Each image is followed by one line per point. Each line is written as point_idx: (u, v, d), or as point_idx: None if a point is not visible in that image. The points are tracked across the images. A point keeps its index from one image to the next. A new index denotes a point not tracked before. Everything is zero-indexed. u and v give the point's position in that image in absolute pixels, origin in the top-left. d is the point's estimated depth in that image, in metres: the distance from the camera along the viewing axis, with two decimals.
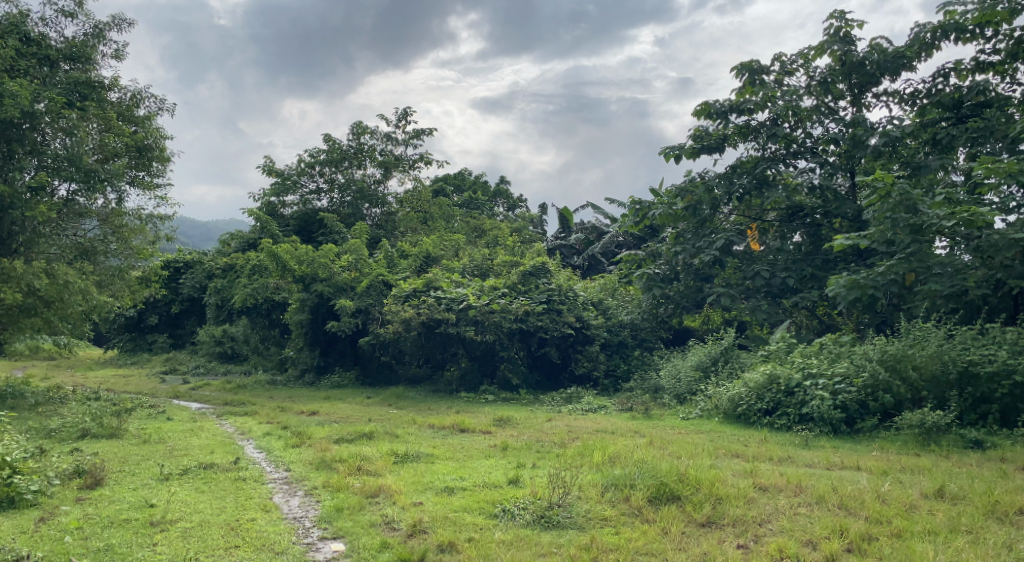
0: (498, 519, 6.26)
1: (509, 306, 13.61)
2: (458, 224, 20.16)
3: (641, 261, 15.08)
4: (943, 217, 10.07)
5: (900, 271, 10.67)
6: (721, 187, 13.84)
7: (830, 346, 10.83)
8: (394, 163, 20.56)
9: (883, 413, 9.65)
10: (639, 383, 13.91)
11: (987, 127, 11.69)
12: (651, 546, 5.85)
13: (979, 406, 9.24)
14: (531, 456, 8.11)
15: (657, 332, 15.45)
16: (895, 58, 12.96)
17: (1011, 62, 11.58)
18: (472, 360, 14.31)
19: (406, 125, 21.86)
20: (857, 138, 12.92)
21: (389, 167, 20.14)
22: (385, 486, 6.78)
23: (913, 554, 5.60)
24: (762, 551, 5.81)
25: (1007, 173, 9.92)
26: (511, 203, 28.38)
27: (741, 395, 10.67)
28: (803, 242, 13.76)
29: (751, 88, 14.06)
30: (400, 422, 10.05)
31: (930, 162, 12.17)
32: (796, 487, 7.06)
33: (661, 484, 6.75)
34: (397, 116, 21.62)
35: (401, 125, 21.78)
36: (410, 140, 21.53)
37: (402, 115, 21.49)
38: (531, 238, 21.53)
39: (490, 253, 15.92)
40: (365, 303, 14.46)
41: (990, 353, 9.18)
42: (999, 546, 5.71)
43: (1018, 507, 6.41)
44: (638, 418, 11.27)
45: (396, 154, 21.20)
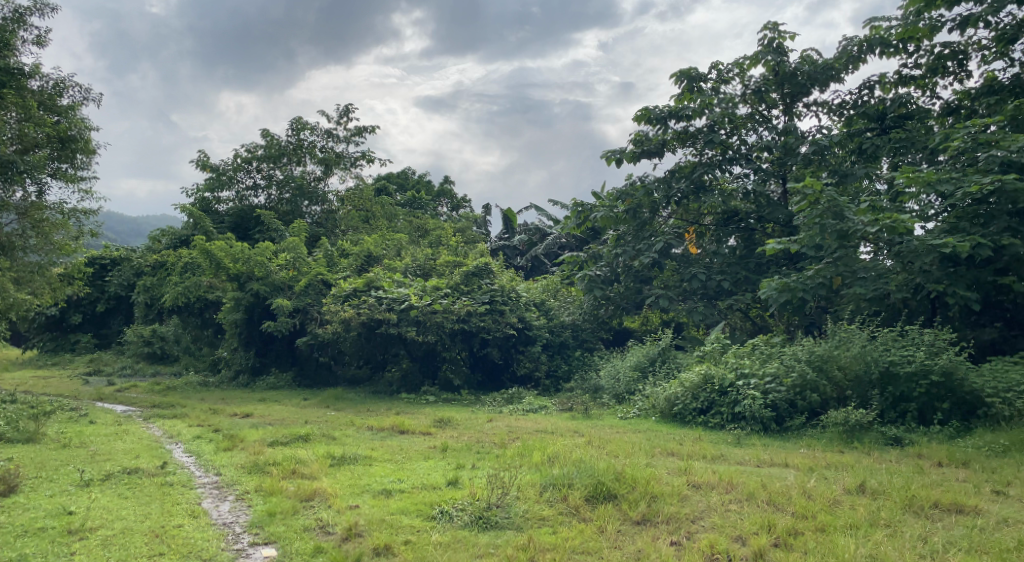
0: (436, 521, 6.26)
1: (450, 306, 13.61)
2: (401, 224, 20.05)
3: (582, 262, 15.29)
4: (867, 224, 10.53)
5: (827, 275, 11.11)
6: (660, 191, 14.16)
7: (762, 346, 11.18)
8: (335, 160, 20.35)
9: (809, 412, 9.99)
10: (579, 383, 14.07)
11: (909, 137, 12.24)
12: (586, 545, 5.95)
13: (898, 405, 9.59)
14: (470, 457, 8.13)
15: (598, 333, 15.65)
16: (825, 70, 13.51)
17: (931, 77, 12.12)
18: (413, 361, 14.18)
19: (348, 121, 21.59)
20: (789, 146, 13.41)
21: (330, 165, 19.95)
22: (321, 489, 6.72)
23: (836, 547, 5.83)
24: (695, 547, 5.96)
25: (926, 182, 10.40)
26: (456, 203, 28.36)
27: (678, 395, 10.90)
28: (738, 246, 14.23)
29: (689, 94, 14.41)
30: (338, 424, 9.94)
31: (856, 170, 12.77)
32: (727, 484, 7.27)
33: (599, 484, 6.87)
34: (338, 111, 21.33)
35: (342, 121, 21.51)
36: (351, 136, 21.30)
37: (343, 112, 21.23)
38: (474, 238, 21.55)
39: (432, 253, 15.87)
40: (303, 303, 14.28)
41: (909, 353, 9.60)
42: (915, 539, 5.97)
43: (934, 500, 6.72)
44: (578, 418, 11.39)
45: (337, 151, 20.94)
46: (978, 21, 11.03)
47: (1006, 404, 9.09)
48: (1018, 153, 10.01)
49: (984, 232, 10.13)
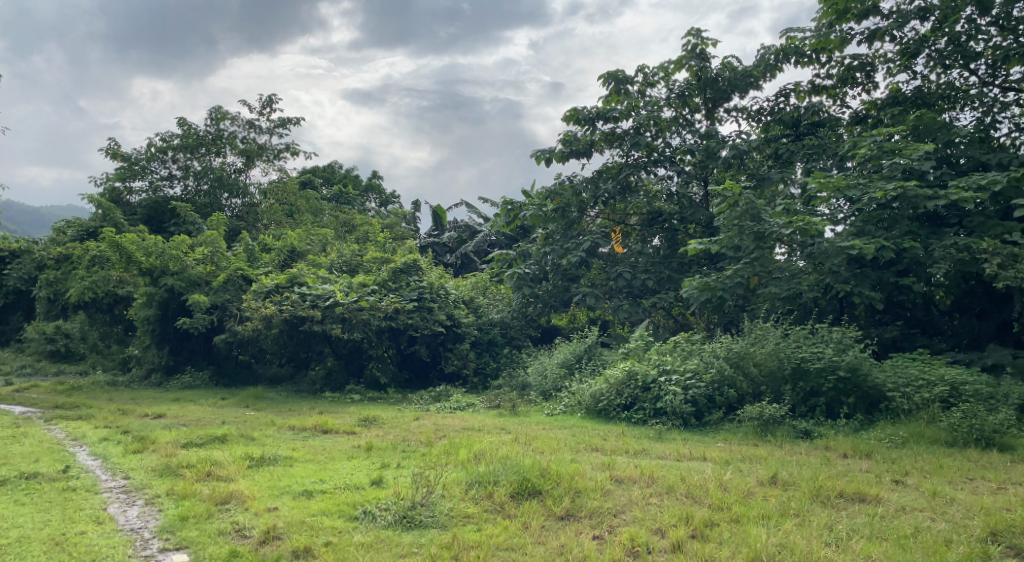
0: (358, 521, 6.23)
1: (377, 304, 13.48)
2: (326, 219, 19.77)
3: (512, 260, 15.42)
4: (782, 226, 10.99)
5: (745, 274, 11.51)
6: (588, 191, 14.40)
7: (684, 344, 11.50)
8: (257, 152, 19.90)
9: (726, 407, 10.33)
10: (507, 380, 14.15)
11: (821, 144, 12.90)
12: (511, 541, 6.02)
13: (809, 399, 10.02)
14: (395, 456, 8.09)
15: (526, 330, 15.77)
16: (744, 77, 13.93)
17: (841, 87, 12.69)
18: (338, 359, 14.03)
19: (271, 112, 21.11)
20: (710, 150, 13.72)
21: (251, 156, 19.52)
22: (237, 492, 6.59)
23: (748, 537, 6.07)
24: (616, 541, 6.11)
25: (836, 188, 10.92)
26: (384, 198, 28.14)
27: (602, 391, 11.08)
28: (661, 246, 14.58)
29: (616, 96, 14.66)
30: (257, 424, 9.75)
31: (772, 175, 13.27)
32: (649, 479, 7.47)
33: (524, 480, 6.97)
34: (261, 102, 20.84)
35: (265, 112, 21.03)
36: (275, 128, 20.85)
37: (267, 102, 20.76)
38: (403, 235, 21.39)
39: (359, 249, 15.67)
40: (221, 299, 13.93)
41: (818, 350, 10.05)
42: (821, 528, 6.26)
43: (839, 490, 7.06)
44: (505, 415, 11.47)
45: (259, 143, 20.46)
46: (884, 35, 11.60)
47: (906, 397, 9.59)
48: (918, 161, 10.57)
49: (888, 236, 10.71)
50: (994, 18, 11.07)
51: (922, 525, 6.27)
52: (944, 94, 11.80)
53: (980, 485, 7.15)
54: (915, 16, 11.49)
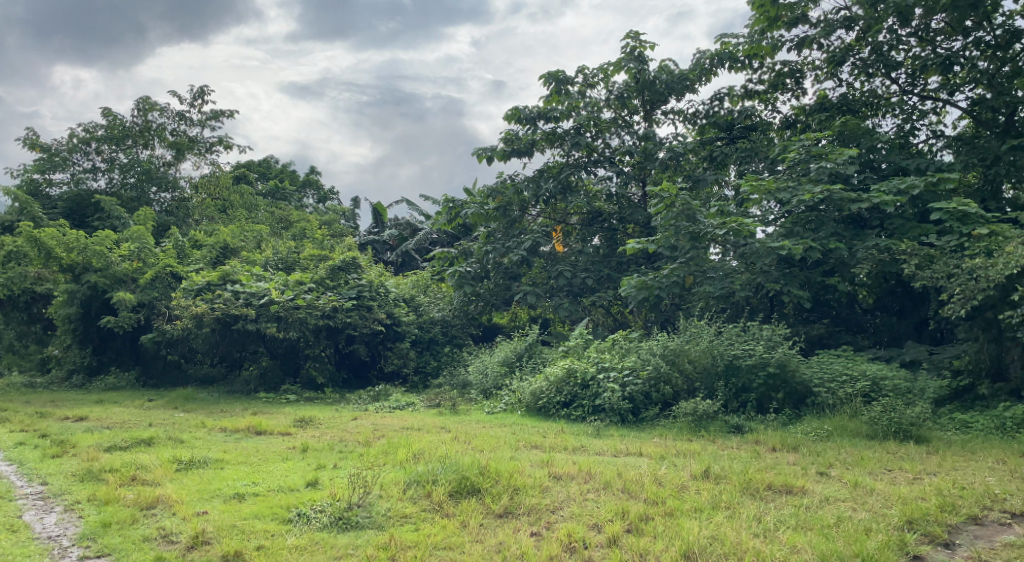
0: (292, 524, 6.14)
1: (315, 302, 13.28)
2: (261, 215, 19.39)
3: (453, 259, 15.38)
4: (716, 226, 11.26)
5: (681, 274, 11.76)
6: (529, 190, 14.48)
7: (622, 341, 11.68)
8: (187, 145, 19.40)
9: (662, 403, 10.54)
10: (448, 379, 14.13)
11: (753, 148, 13.19)
12: (449, 540, 6.03)
13: (740, 395, 10.30)
14: (332, 456, 8.00)
15: (467, 329, 15.76)
16: (680, 80, 14.22)
17: (772, 92, 13.06)
18: (273, 359, 13.76)
19: (203, 104, 20.58)
20: (648, 151, 13.98)
21: (181, 149, 19.03)
22: (164, 496, 6.44)
23: (682, 530, 6.21)
24: (554, 537, 6.18)
25: (767, 190, 11.24)
26: (322, 194, 27.74)
27: (542, 389, 11.14)
28: (601, 245, 14.78)
29: (557, 96, 14.75)
30: (186, 426, 9.51)
31: (707, 177, 13.60)
32: (586, 475, 7.57)
33: (463, 479, 6.96)
34: (192, 93, 20.31)
35: (196, 103, 20.49)
36: (207, 120, 20.33)
37: (198, 94, 20.23)
38: (342, 232, 21.13)
39: (295, 246, 15.37)
40: (149, 297, 13.57)
41: (750, 347, 10.36)
42: (751, 520, 6.44)
43: (768, 482, 7.29)
44: (445, 414, 11.45)
45: (190, 135, 19.93)
46: (812, 43, 11.99)
47: (831, 392, 9.96)
48: (843, 166, 10.99)
49: (816, 237, 11.09)
50: (914, 29, 11.55)
51: (844, 514, 6.48)
52: (867, 101, 12.27)
53: (898, 475, 7.45)
54: (841, 25, 11.91)
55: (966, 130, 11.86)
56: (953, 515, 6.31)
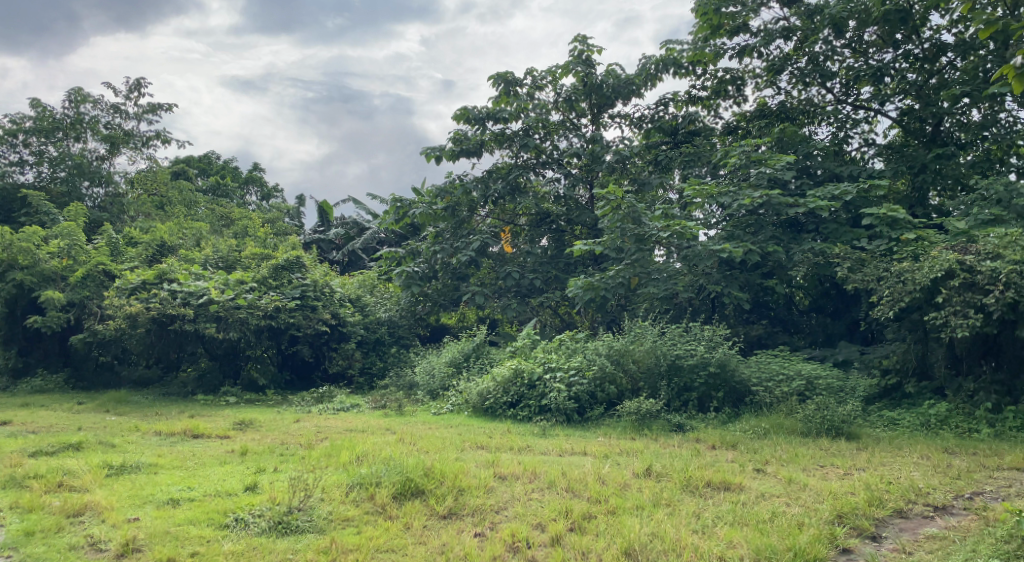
0: (229, 529, 6.04)
1: (256, 302, 13.02)
2: (201, 211, 18.88)
3: (400, 259, 15.28)
4: (660, 229, 11.44)
5: (626, 275, 11.90)
6: (477, 191, 14.48)
7: (569, 342, 11.77)
8: (122, 138, 18.88)
9: (607, 403, 10.65)
10: (394, 380, 14.03)
11: (696, 152, 13.43)
12: (392, 542, 6.01)
13: (682, 395, 10.48)
14: (271, 460, 7.87)
15: (414, 329, 15.70)
16: (627, 84, 14.43)
17: (715, 98, 13.34)
18: (212, 360, 13.35)
19: (139, 97, 20.05)
20: (595, 154, 14.21)
21: (115, 143, 18.51)
22: (93, 502, 6.27)
23: (623, 528, 6.30)
24: (497, 537, 6.21)
25: (709, 194, 11.44)
26: (265, 192, 27.27)
27: (489, 390, 11.11)
28: (549, 246, 14.89)
29: (506, 98, 14.74)
30: (118, 430, 9.24)
31: (652, 180, 13.83)
32: (531, 474, 7.62)
33: (406, 481, 6.92)
34: (128, 86, 19.78)
35: (132, 96, 19.95)
36: (143, 114, 19.81)
37: (134, 86, 19.71)
38: (285, 230, 20.81)
39: (236, 244, 15.02)
40: (79, 297, 13.17)
41: (692, 348, 10.57)
42: (690, 516, 6.57)
43: (707, 479, 7.45)
44: (390, 415, 11.37)
45: (125, 129, 19.40)
46: (752, 52, 12.28)
47: (768, 391, 10.22)
48: (781, 171, 11.30)
49: (756, 240, 11.38)
50: (848, 41, 11.94)
51: (778, 510, 6.66)
52: (805, 109, 12.64)
53: (830, 471, 7.70)
54: (779, 35, 12.23)
55: (896, 139, 12.30)
56: (880, 509, 6.55)
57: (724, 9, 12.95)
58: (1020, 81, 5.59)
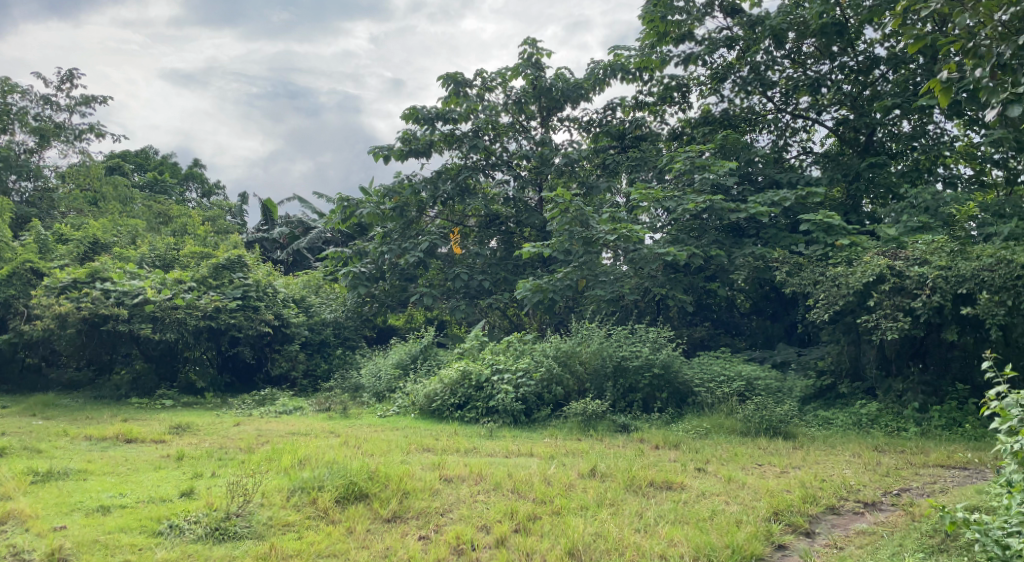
0: (163, 536, 5.93)
1: (195, 302, 12.73)
2: (137, 208, 18.37)
3: (347, 259, 15.14)
4: (607, 232, 11.59)
5: (574, 277, 12.01)
6: (427, 191, 14.46)
7: (517, 343, 11.84)
8: (52, 131, 18.31)
9: (554, 404, 10.73)
10: (339, 382, 13.91)
11: (643, 157, 13.68)
12: (334, 547, 5.98)
13: (627, 395, 10.64)
14: (209, 464, 7.73)
15: (360, 330, 15.59)
16: (575, 88, 14.56)
17: (661, 105, 13.59)
18: (147, 362, 12.96)
19: (72, 88, 19.45)
20: (544, 157, 14.36)
21: (45, 136, 17.94)
22: (17, 511, 6.10)
23: (567, 528, 6.38)
24: (442, 540, 6.22)
25: (654, 199, 11.62)
26: (206, 189, 26.75)
27: (437, 391, 11.05)
28: (498, 248, 14.97)
29: (455, 98, 14.73)
30: (46, 435, 8.95)
31: (600, 184, 13.98)
32: (477, 476, 7.64)
33: (350, 484, 6.87)
34: (60, 76, 19.17)
35: (64, 87, 19.34)
36: (76, 106, 19.23)
37: (67, 77, 19.12)
38: (226, 228, 20.44)
39: (175, 242, 14.69)
40: (4, 295, 12.69)
41: (637, 349, 10.76)
42: (633, 516, 6.69)
43: (649, 479, 7.59)
44: (335, 418, 11.27)
45: (56, 121, 18.81)
46: (697, 60, 12.54)
47: (709, 392, 10.42)
48: (723, 177, 11.55)
49: (699, 244, 11.64)
50: (787, 52, 12.29)
51: (718, 508, 6.82)
52: (746, 117, 12.98)
53: (767, 469, 7.92)
54: (723, 44, 12.52)
55: (832, 148, 12.72)
56: (814, 506, 6.77)
57: (670, 17, 13.20)
58: (946, 95, 5.82)
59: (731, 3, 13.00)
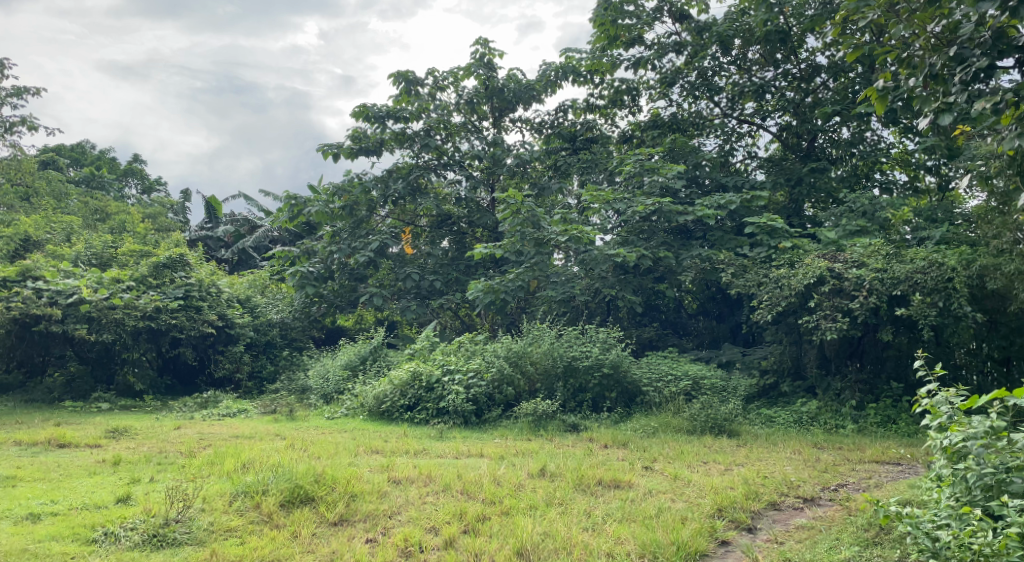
0: (97, 545, 5.76)
1: (133, 302, 12.36)
2: (73, 205, 18.03)
3: (294, 258, 14.90)
4: (558, 233, 11.64)
5: (526, 278, 12.01)
6: (377, 190, 14.32)
7: (468, 344, 11.80)
8: None
9: (504, 404, 10.72)
10: (285, 384, 13.70)
11: (593, 159, 13.84)
12: (279, 552, 5.89)
13: (577, 395, 10.70)
14: (147, 469, 7.52)
15: (309, 331, 15.42)
16: (527, 89, 14.61)
17: (612, 108, 13.72)
18: (81, 364, 12.60)
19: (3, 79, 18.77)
20: (496, 158, 14.33)
21: None
22: None
23: (516, 528, 6.39)
24: (389, 542, 6.17)
25: (605, 200, 11.70)
26: (147, 185, 26.13)
27: (386, 393, 10.95)
28: (450, 248, 14.93)
29: (406, 97, 14.72)
30: None
31: (552, 185, 14.01)
32: (426, 478, 7.60)
33: (296, 488, 6.76)
34: None
35: None
36: (8, 97, 18.56)
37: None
38: (168, 226, 19.97)
39: (113, 241, 14.27)
40: None
41: (587, 350, 10.84)
42: (581, 515, 6.73)
43: (598, 478, 7.64)
44: (281, 420, 11.10)
45: None
46: (647, 64, 12.69)
47: (658, 391, 10.58)
48: (672, 180, 11.70)
49: (648, 246, 11.78)
50: (733, 58, 12.53)
51: (664, 505, 6.90)
52: (694, 121, 13.22)
53: (712, 467, 8.05)
54: (672, 48, 12.70)
55: (776, 153, 13.02)
56: (756, 502, 6.90)
57: (620, 21, 13.35)
58: (882, 103, 6.02)
59: (679, 9, 13.20)
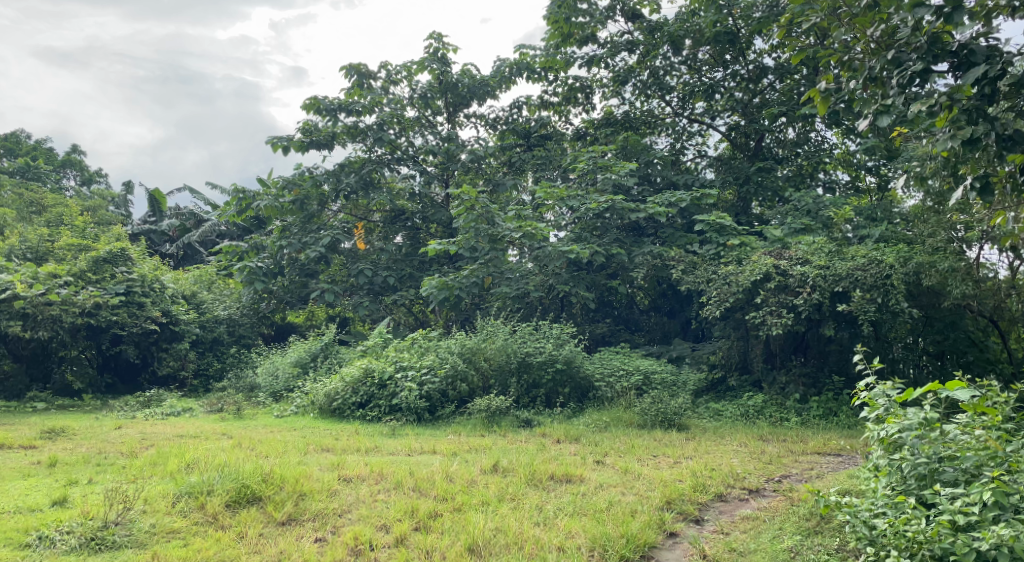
0: (30, 549, 5.58)
1: (72, 298, 11.94)
2: (8, 198, 17.57)
3: (242, 253, 14.58)
4: (512, 230, 11.59)
5: (480, 275, 11.96)
6: (328, 185, 14.13)
7: (421, 340, 11.72)
8: None
9: (458, 401, 10.63)
10: (233, 382, 13.45)
11: (547, 156, 13.95)
12: (224, 553, 5.78)
13: (531, 391, 10.72)
14: (86, 471, 7.30)
15: (256, 328, 15.37)
16: (482, 85, 14.59)
17: (565, 105, 13.78)
18: (17, 362, 12.06)
19: None
20: (450, 153, 14.25)
21: None
22: None
23: (467, 524, 6.38)
24: (339, 541, 6.11)
25: (559, 197, 11.74)
26: (86, 177, 25.43)
27: (337, 390, 10.81)
28: (404, 244, 14.83)
29: (359, 90, 14.55)
30: None
31: (506, 181, 14.03)
32: (378, 475, 7.54)
33: (242, 488, 6.64)
34: None
35: None
36: None
37: None
38: (109, 220, 19.44)
39: (50, 235, 13.81)
40: None
41: (541, 346, 10.90)
42: (533, 509, 6.75)
43: (550, 473, 7.67)
44: (228, 419, 10.92)
45: None
46: (600, 62, 12.77)
47: (609, 386, 10.69)
48: (624, 177, 11.79)
49: (600, 242, 11.87)
50: (684, 58, 12.65)
51: (614, 499, 6.97)
52: (646, 119, 13.34)
53: (662, 460, 8.15)
54: (624, 48, 12.81)
55: (725, 152, 13.23)
56: (703, 494, 7.02)
57: (574, 18, 13.37)
58: (824, 104, 6.13)
59: (631, 8, 13.30)
